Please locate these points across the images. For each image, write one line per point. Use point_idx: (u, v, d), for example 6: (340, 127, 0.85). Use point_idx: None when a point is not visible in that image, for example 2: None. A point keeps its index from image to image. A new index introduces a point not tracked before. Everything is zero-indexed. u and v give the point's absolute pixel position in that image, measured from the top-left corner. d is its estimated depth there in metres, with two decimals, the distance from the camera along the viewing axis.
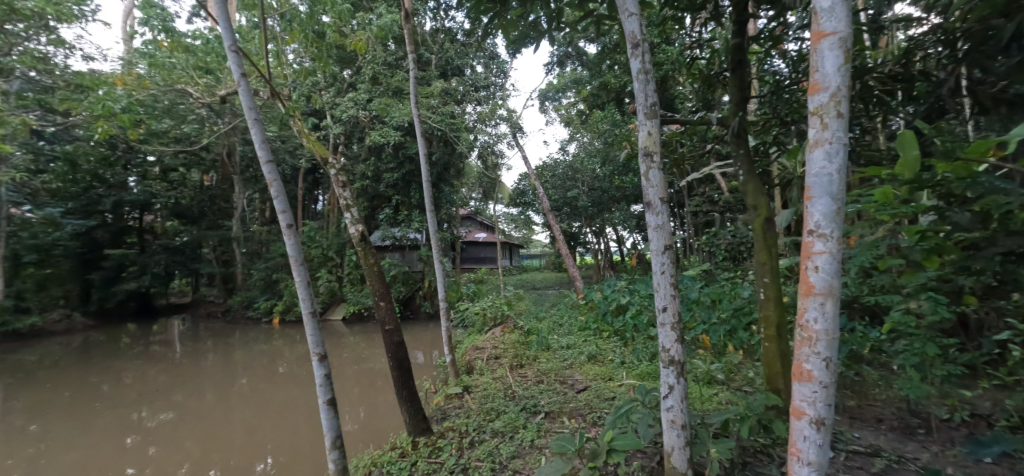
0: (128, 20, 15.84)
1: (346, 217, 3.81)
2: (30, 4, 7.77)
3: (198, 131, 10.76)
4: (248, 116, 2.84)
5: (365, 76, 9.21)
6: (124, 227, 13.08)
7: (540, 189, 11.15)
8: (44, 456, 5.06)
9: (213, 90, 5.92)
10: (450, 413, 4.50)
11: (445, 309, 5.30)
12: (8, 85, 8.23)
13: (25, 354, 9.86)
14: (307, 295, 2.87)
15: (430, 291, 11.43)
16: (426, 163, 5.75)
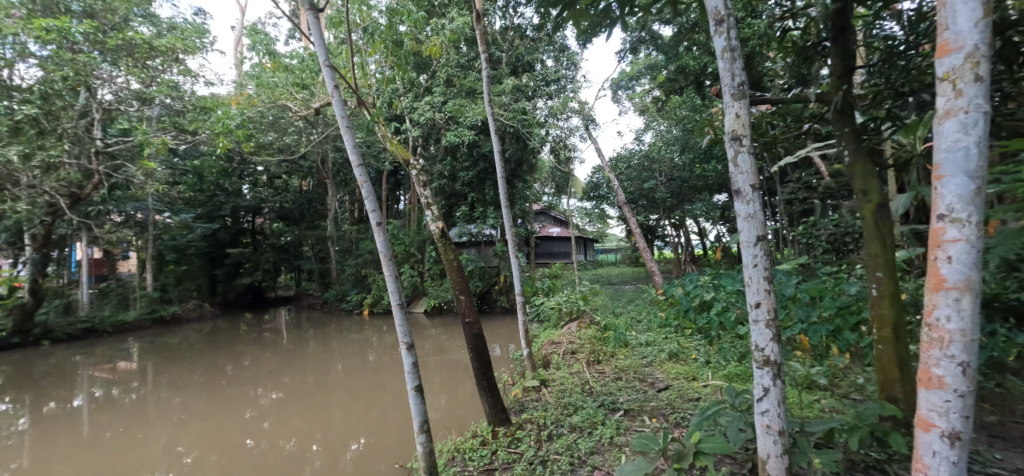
0: (237, 47, 17.86)
1: (428, 214, 3.97)
2: (165, 41, 8.77)
3: (297, 141, 11.84)
4: (340, 123, 3.05)
5: (439, 80, 9.42)
6: (240, 229, 14.84)
7: (615, 181, 10.72)
8: (180, 426, 5.84)
9: (306, 104, 6.47)
10: (528, 405, 4.53)
11: (521, 304, 5.32)
12: (149, 110, 9.53)
13: (169, 337, 11.52)
14: (396, 287, 3.03)
15: (506, 286, 11.63)
16: (500, 159, 5.79)
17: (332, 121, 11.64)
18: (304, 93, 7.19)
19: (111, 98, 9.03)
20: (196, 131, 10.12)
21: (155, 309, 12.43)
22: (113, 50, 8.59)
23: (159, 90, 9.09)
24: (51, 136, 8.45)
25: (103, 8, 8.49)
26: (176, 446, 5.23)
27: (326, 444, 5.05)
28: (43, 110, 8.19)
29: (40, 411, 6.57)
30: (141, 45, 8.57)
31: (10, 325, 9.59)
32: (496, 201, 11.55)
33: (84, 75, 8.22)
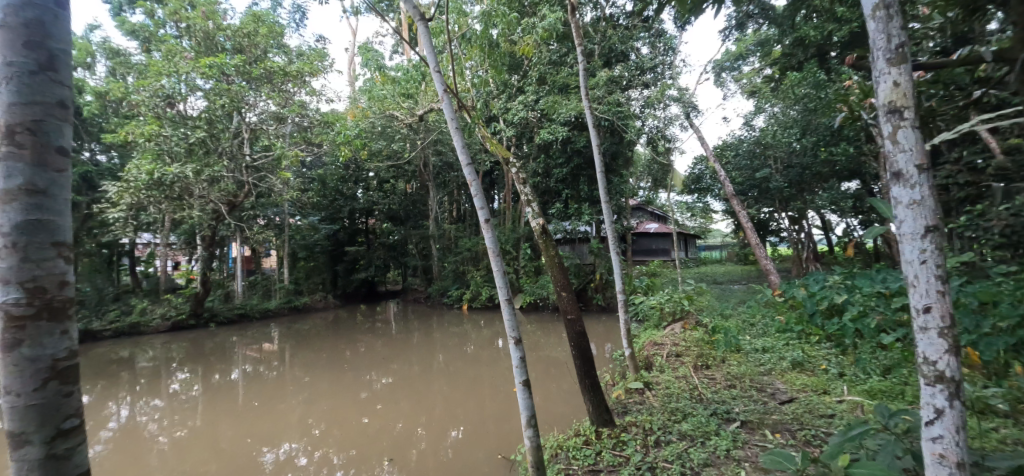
0: (351, 66, 19.68)
1: (528, 211, 3.97)
2: (296, 67, 10.02)
3: (403, 147, 12.68)
4: (451, 126, 3.19)
5: (532, 78, 9.38)
6: (356, 229, 16.33)
7: (722, 171, 9.86)
8: (310, 401, 6.59)
9: (412, 110, 6.84)
10: (632, 408, 4.33)
11: (622, 302, 5.10)
12: (284, 127, 10.88)
13: (301, 324, 13.06)
14: (504, 282, 3.08)
15: (602, 283, 11.33)
16: (599, 153, 5.51)
17: (432, 126, 12.29)
18: (409, 101, 7.61)
19: (256, 119, 10.35)
20: (319, 142, 11.34)
21: (290, 299, 14.20)
22: (257, 78, 9.93)
23: (291, 110, 10.33)
24: (215, 154, 10.06)
25: (248, 43, 9.85)
26: (307, 420, 5.90)
27: (430, 429, 5.32)
28: (209, 133, 9.74)
29: (209, 381, 7.87)
30: (277, 72, 9.85)
31: (187, 309, 11.64)
32: (592, 197, 11.29)
33: (236, 101, 9.61)
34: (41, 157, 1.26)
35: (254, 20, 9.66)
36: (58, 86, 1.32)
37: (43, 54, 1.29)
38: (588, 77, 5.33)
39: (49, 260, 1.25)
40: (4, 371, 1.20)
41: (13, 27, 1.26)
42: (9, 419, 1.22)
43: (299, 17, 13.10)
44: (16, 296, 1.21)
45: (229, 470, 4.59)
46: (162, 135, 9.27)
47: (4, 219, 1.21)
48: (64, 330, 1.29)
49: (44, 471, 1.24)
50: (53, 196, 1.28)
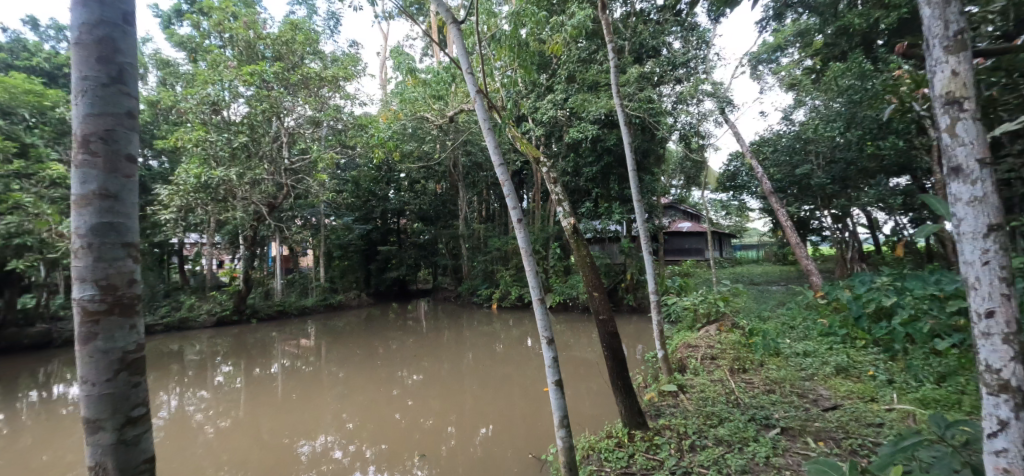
0: (383, 70, 20.09)
1: (559, 211, 3.95)
2: (331, 72, 10.33)
3: (433, 148, 12.83)
4: (483, 126, 3.21)
5: (561, 77, 9.27)
6: (388, 228, 16.64)
7: (759, 168, 9.52)
8: (346, 396, 6.77)
9: (442, 112, 6.88)
10: (665, 411, 4.24)
11: (655, 303, 5.00)
12: (320, 130, 11.21)
13: (336, 321, 13.43)
14: (536, 282, 3.07)
15: (633, 283, 11.14)
16: (631, 151, 5.30)
17: (462, 127, 12.40)
18: (440, 103, 7.66)
19: (293, 124, 10.70)
20: (353, 144, 11.63)
21: (326, 297, 14.63)
22: (294, 84, 10.27)
23: (327, 114, 10.64)
24: (256, 158, 10.49)
25: (286, 50, 10.19)
26: (342, 413, 6.07)
27: (460, 426, 5.36)
28: (250, 138, 10.14)
29: (250, 374, 8.20)
30: (314, 77, 10.18)
31: (231, 306, 12.16)
32: (623, 196, 11.12)
33: (275, 106, 9.97)
34: (113, 164, 1.36)
35: (291, 28, 10.00)
36: (126, 96, 1.40)
37: (113, 67, 1.37)
38: (619, 73, 5.17)
39: (119, 261, 1.35)
40: (81, 362, 1.30)
41: (88, 43, 1.35)
42: (87, 406, 1.32)
43: (333, 23, 13.46)
44: (92, 294, 1.30)
45: (269, 460, 4.76)
46: (208, 141, 9.72)
47: (81, 222, 1.31)
48: (132, 325, 1.38)
49: (116, 454, 1.34)
50: (123, 200, 1.37)
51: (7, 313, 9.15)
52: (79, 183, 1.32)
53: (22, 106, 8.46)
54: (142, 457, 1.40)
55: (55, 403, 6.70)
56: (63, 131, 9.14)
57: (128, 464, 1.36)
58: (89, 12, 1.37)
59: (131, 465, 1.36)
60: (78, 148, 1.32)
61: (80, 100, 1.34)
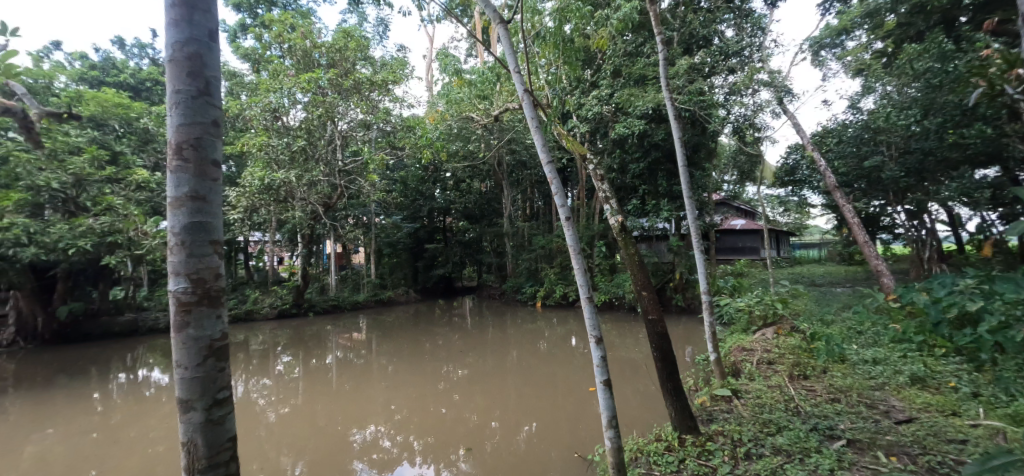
0: (429, 72, 20.52)
1: (606, 208, 3.89)
2: (381, 76, 10.68)
3: (478, 147, 12.98)
4: (531, 124, 3.21)
5: (607, 71, 9.03)
6: (435, 227, 17.00)
7: (822, 161, 8.93)
8: (395, 388, 7.01)
9: (488, 112, 6.95)
10: (717, 416, 4.09)
11: (707, 304, 4.80)
12: (370, 133, 11.61)
13: (386, 316, 13.91)
14: (585, 280, 3.05)
15: (682, 283, 10.78)
16: (681, 143, 5.01)
17: (506, 125, 12.45)
18: (484, 102, 7.72)
19: (346, 127, 11.16)
20: (402, 145, 11.99)
21: (376, 293, 15.18)
22: (347, 89, 10.72)
23: (377, 117, 11.02)
24: (313, 160, 11.06)
25: (340, 57, 10.64)
26: (391, 405, 6.29)
27: (504, 423, 5.40)
28: (308, 141, 10.69)
29: (308, 365, 8.66)
30: (365, 82, 10.54)
31: (290, 300, 12.90)
32: (671, 192, 10.79)
33: (330, 111, 10.46)
34: (201, 169, 1.47)
35: (344, 36, 10.45)
36: (212, 106, 1.51)
37: (201, 80, 1.48)
38: (669, 66, 4.90)
39: (207, 257, 1.46)
40: (175, 348, 1.42)
41: (180, 59, 1.47)
42: (180, 388, 1.44)
43: (382, 29, 13.94)
44: (184, 286, 1.42)
45: (324, 446, 5.02)
46: (270, 145, 10.34)
47: (175, 221, 1.43)
48: (218, 315, 1.50)
49: (205, 433, 1.45)
50: (210, 201, 1.48)
51: (100, 303, 10.18)
52: (173, 186, 1.44)
53: (112, 117, 9.39)
54: (227, 436, 1.51)
55: (140, 385, 7.38)
56: (147, 138, 10.05)
57: (215, 442, 1.47)
58: (179, 31, 1.48)
59: (217, 444, 1.47)
60: (173, 155, 1.44)
61: (174, 110, 1.46)
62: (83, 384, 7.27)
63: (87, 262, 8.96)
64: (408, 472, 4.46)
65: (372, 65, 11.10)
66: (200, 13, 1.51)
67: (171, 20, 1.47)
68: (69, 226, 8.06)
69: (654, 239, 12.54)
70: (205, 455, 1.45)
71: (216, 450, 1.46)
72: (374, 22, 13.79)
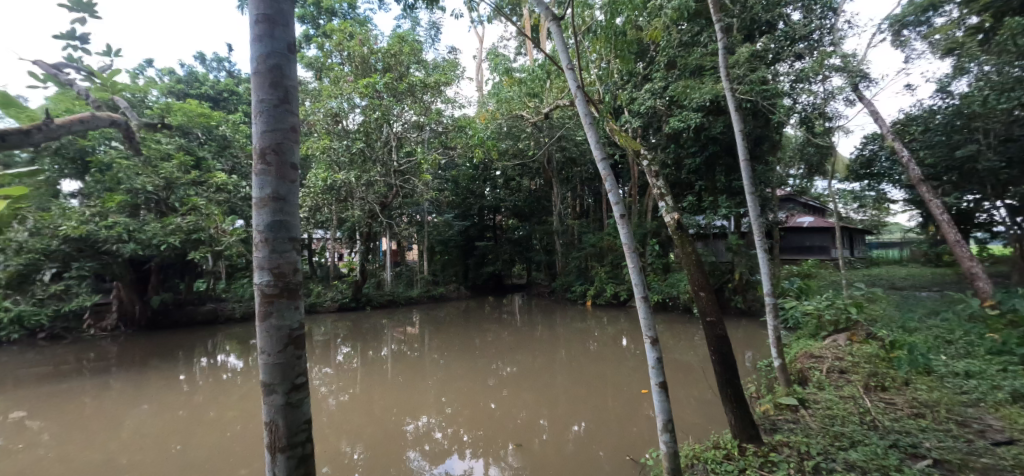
0: (479, 72, 20.78)
1: (661, 205, 3.77)
2: (434, 79, 10.95)
3: (528, 145, 12.98)
4: (584, 122, 3.18)
5: (660, 63, 8.71)
6: (485, 224, 17.23)
7: (904, 151, 8.18)
8: (447, 382, 7.18)
9: (538, 109, 6.90)
10: (782, 426, 3.86)
11: (771, 307, 4.53)
12: (422, 134, 11.91)
13: (438, 311, 14.27)
14: (640, 280, 2.98)
15: (743, 283, 10.25)
16: (743, 136, 4.70)
17: (556, 123, 12.35)
18: (534, 101, 7.70)
19: (401, 129, 11.51)
20: (454, 145, 12.24)
21: (429, 289, 15.63)
22: (402, 92, 11.07)
23: (429, 118, 11.31)
24: (371, 162, 11.53)
25: (395, 62, 11.02)
26: (442, 398, 6.46)
27: (553, 421, 5.39)
28: (366, 144, 11.15)
29: (365, 356, 9.06)
30: (419, 84, 10.84)
31: (349, 294, 13.55)
32: (730, 188, 10.29)
33: (386, 114, 10.84)
34: (281, 172, 1.57)
35: (399, 41, 10.81)
36: (291, 114, 1.62)
37: (281, 90, 1.58)
38: (729, 54, 4.61)
39: (286, 253, 1.57)
40: (261, 336, 1.54)
41: (263, 71, 1.57)
42: (264, 372, 1.56)
43: (434, 32, 14.28)
44: (267, 279, 1.54)
45: (380, 434, 5.24)
46: (332, 148, 10.89)
47: (261, 220, 1.55)
48: (296, 306, 1.60)
49: (285, 415, 1.55)
50: (290, 202, 1.59)
51: (185, 294, 11.18)
52: (259, 188, 1.56)
53: (196, 126, 10.27)
54: (304, 419, 1.61)
55: (218, 370, 8.03)
56: (224, 144, 10.92)
57: (294, 424, 1.57)
58: (263, 45, 1.58)
59: (296, 426, 1.57)
60: (258, 160, 1.56)
61: (258, 118, 1.58)
62: (171, 367, 8.02)
63: (175, 257, 9.85)
64: (458, 464, 4.55)
65: (425, 68, 11.40)
66: (281, 27, 1.61)
67: (255, 35, 1.58)
68: (161, 225, 8.91)
69: (712, 238, 12.02)
70: (285, 435, 1.56)
71: (294, 431, 1.56)
72: (426, 26, 14.16)
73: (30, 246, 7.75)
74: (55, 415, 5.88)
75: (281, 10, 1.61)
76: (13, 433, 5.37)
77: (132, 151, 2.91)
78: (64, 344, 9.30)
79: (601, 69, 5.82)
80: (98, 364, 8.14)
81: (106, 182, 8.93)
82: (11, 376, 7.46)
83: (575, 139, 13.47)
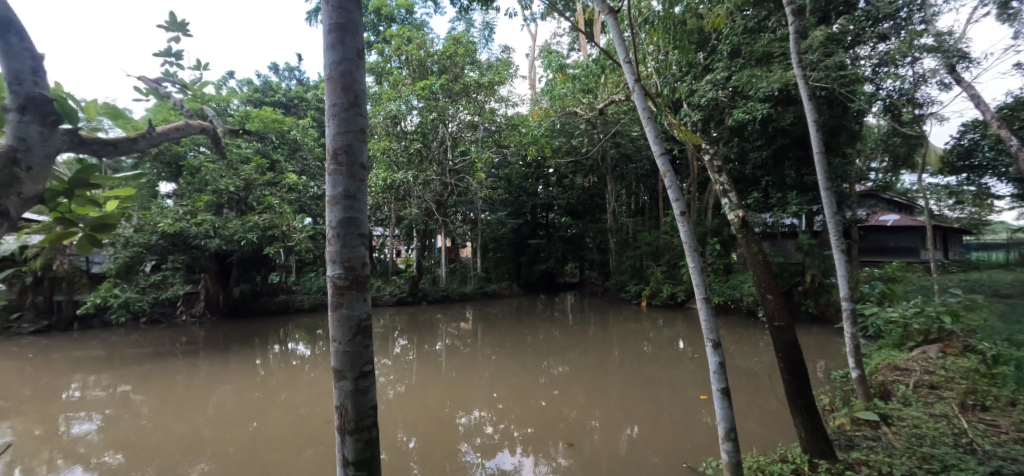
0: (532, 70, 20.77)
1: (724, 203, 3.59)
2: (488, 78, 11.08)
3: (582, 142, 12.80)
4: (642, 117, 3.09)
5: (722, 53, 8.26)
6: (538, 223, 17.23)
7: (1012, 140, 7.25)
8: (499, 378, 7.27)
9: (592, 105, 6.72)
10: (860, 444, 3.56)
11: (848, 313, 4.18)
12: (476, 133, 12.08)
13: (491, 308, 14.46)
14: (701, 280, 2.87)
15: (814, 287, 9.53)
16: (817, 126, 4.36)
17: (610, 119, 12.08)
18: (588, 97, 7.59)
19: (456, 129, 11.75)
20: (507, 144, 12.35)
21: (482, 286, 15.87)
22: (457, 93, 11.31)
23: (484, 118, 11.48)
24: (427, 161, 11.85)
25: (450, 63, 11.26)
26: (493, 393, 6.56)
27: (604, 422, 5.30)
28: (423, 144, 11.49)
29: (421, 350, 9.36)
30: (473, 85, 11.03)
31: (407, 289, 14.07)
32: (801, 184, 9.62)
33: (442, 115, 11.07)
34: (352, 172, 1.66)
35: (453, 43, 11.03)
36: (360, 116, 1.70)
37: (352, 93, 1.66)
38: (801, 38, 4.28)
39: (356, 248, 1.65)
40: (333, 324, 1.64)
41: (336, 77, 1.66)
42: (336, 358, 1.65)
43: (487, 32, 14.45)
44: (339, 272, 1.63)
45: (435, 426, 5.39)
46: (391, 149, 11.34)
47: (333, 217, 1.65)
48: (364, 298, 1.68)
49: (353, 400, 1.64)
50: (359, 199, 1.67)
51: (261, 286, 12.10)
52: (332, 186, 1.66)
53: (271, 132, 10.96)
54: (370, 404, 1.68)
55: (288, 356, 8.61)
56: (295, 147, 11.68)
57: (360, 409, 1.65)
58: (335, 53, 1.68)
59: (362, 410, 1.65)
60: (331, 160, 1.65)
61: (332, 121, 1.67)
62: (248, 352, 8.71)
63: (252, 251, 10.64)
64: (509, 459, 4.59)
65: (479, 68, 11.57)
66: (351, 35, 1.69)
67: (329, 44, 1.67)
68: (241, 222, 9.65)
69: (779, 237, 11.28)
70: (353, 418, 1.64)
71: (361, 415, 1.64)
72: (480, 27, 14.37)
73: (135, 240, 8.82)
74: (153, 390, 6.57)
75: (352, 18, 1.70)
76: (120, 405, 6.08)
77: (218, 155, 3.16)
78: (160, 328, 10.39)
79: (659, 60, 5.61)
80: (187, 346, 8.99)
81: (195, 184, 9.94)
82: (117, 355, 8.42)
83: (630, 135, 13.12)
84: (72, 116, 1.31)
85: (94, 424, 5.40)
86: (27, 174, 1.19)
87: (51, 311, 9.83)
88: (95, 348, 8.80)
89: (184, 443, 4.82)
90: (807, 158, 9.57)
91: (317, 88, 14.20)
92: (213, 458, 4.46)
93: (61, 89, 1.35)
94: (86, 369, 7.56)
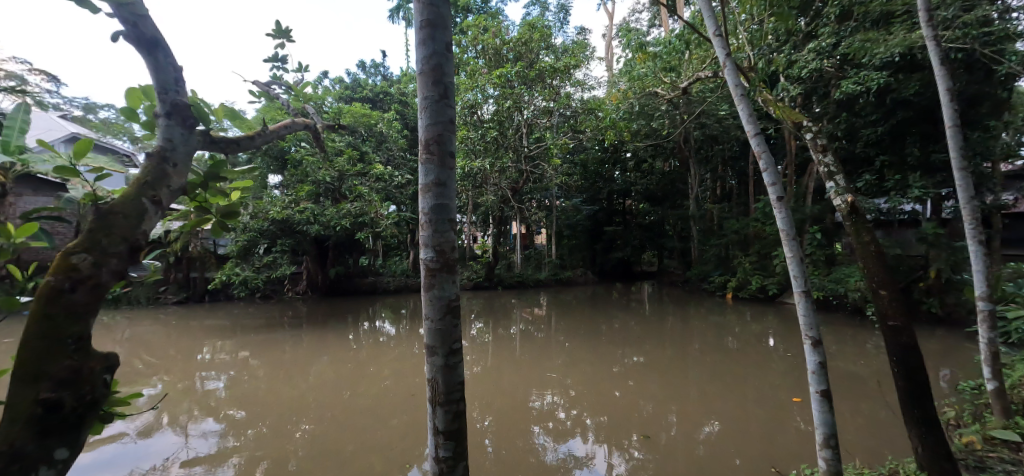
0: (610, 51, 20.06)
1: (829, 187, 3.24)
2: (564, 62, 10.86)
3: (663, 125, 12.16)
4: (735, 96, 2.87)
5: (829, 16, 7.35)
6: (614, 209, 16.81)
7: None
8: (573, 365, 7.26)
9: (673, 83, 6.35)
10: (994, 467, 3.10)
11: (986, 315, 3.61)
12: (552, 118, 11.96)
13: (566, 295, 14.41)
14: (799, 270, 2.64)
15: (939, 283, 8.36)
16: (951, 97, 3.74)
17: (695, 98, 11.35)
18: (670, 75, 7.19)
19: (531, 116, 11.73)
20: (584, 130, 12.12)
21: (557, 273, 15.89)
22: (532, 79, 11.22)
23: (560, 103, 11.35)
24: (503, 148, 11.98)
25: (525, 49, 11.20)
26: (565, 379, 6.59)
27: (682, 417, 5.12)
28: (499, 132, 11.63)
29: (497, 333, 9.62)
30: (549, 70, 10.88)
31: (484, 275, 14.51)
32: (926, 163, 8.39)
33: (517, 102, 11.10)
34: (442, 160, 1.72)
35: (529, 29, 10.94)
36: (449, 107, 1.75)
37: (442, 86, 1.72)
38: None
39: (446, 232, 1.72)
40: (425, 303, 1.73)
41: (427, 71, 1.73)
42: (428, 335, 1.74)
43: (562, 15, 14.19)
44: (431, 255, 1.71)
45: (510, 408, 5.54)
46: (469, 138, 11.61)
47: (425, 204, 1.73)
48: (453, 280, 1.75)
49: (443, 375, 1.72)
50: (447, 187, 1.73)
51: (353, 268, 13.09)
52: (425, 175, 1.74)
53: (360, 125, 11.77)
54: (459, 380, 1.76)
55: (376, 333, 9.28)
56: (381, 139, 12.34)
57: (449, 383, 1.73)
58: (426, 48, 1.74)
59: (452, 385, 1.73)
60: (424, 150, 1.74)
61: (424, 113, 1.74)
62: (342, 327, 9.52)
63: (346, 236, 11.55)
64: (581, 446, 4.58)
65: (554, 52, 11.34)
66: (440, 29, 1.73)
67: (420, 39, 1.74)
68: (336, 210, 10.43)
69: (896, 226, 9.97)
70: (442, 392, 1.73)
71: (451, 389, 1.73)
72: (555, 10, 14.12)
73: (251, 226, 9.89)
74: (267, 357, 7.44)
75: (441, 13, 1.74)
76: (241, 368, 6.96)
77: (318, 148, 3.44)
78: (270, 304, 11.69)
79: (753, 30, 5.12)
80: (293, 320, 10.05)
81: (298, 175, 10.95)
82: (237, 325, 9.62)
83: (717, 115, 12.23)
84: (204, 118, 1.52)
85: (222, 382, 6.26)
86: (173, 170, 1.41)
87: (187, 285, 11.46)
88: (221, 318, 10.14)
89: (291, 405, 5.39)
90: (935, 133, 8.30)
91: (400, 81, 14.86)
92: (316, 420, 4.95)
93: (197, 96, 1.57)
94: (213, 336, 8.74)
